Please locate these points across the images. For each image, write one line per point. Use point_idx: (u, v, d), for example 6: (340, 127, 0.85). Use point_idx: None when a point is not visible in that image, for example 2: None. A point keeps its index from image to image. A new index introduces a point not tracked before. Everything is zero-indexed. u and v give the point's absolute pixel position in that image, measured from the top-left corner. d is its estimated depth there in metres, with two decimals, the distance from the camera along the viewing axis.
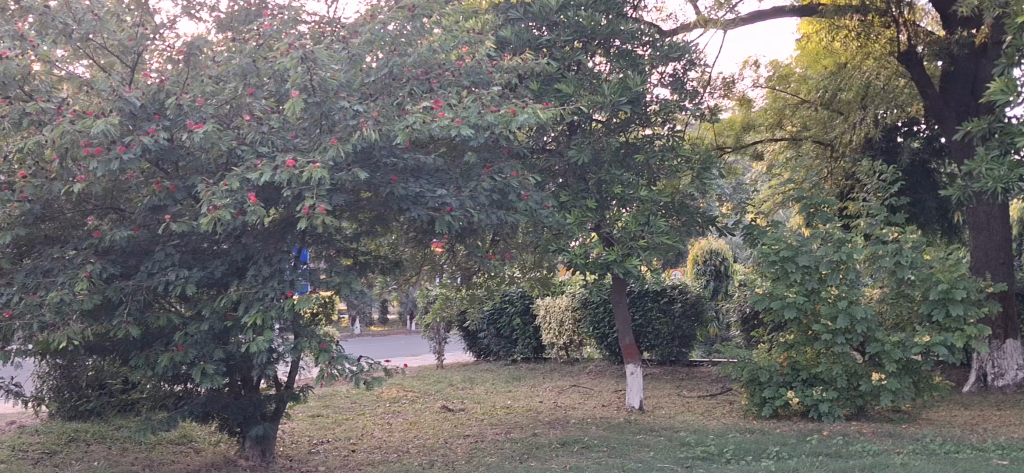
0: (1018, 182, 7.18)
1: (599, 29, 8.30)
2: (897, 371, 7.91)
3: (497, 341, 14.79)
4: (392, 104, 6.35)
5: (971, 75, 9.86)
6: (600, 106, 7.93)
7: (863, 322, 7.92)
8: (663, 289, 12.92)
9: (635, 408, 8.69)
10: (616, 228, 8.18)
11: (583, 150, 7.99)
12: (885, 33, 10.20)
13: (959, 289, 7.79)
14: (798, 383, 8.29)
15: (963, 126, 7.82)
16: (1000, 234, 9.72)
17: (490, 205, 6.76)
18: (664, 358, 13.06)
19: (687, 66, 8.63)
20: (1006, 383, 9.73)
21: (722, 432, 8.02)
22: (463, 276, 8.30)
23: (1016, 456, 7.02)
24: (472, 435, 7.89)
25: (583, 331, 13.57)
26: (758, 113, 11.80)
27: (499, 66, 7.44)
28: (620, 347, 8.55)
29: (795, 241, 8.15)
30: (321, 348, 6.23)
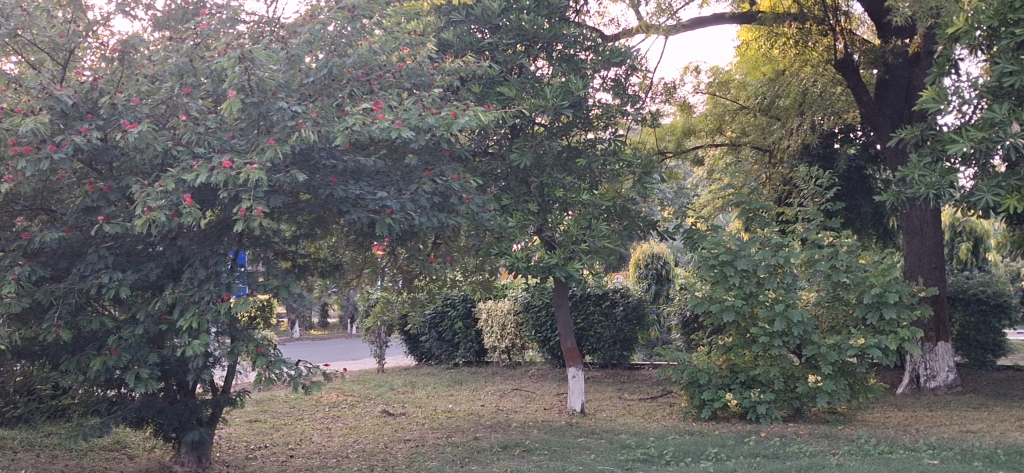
0: (948, 189, 7.15)
1: (541, 33, 7.72)
2: (833, 373, 8.12)
3: (438, 345, 14.86)
4: (331, 105, 5.87)
5: (904, 82, 10.50)
6: (542, 110, 7.38)
7: (799, 325, 8.05)
8: (604, 293, 13.03)
9: (578, 411, 8.94)
10: (558, 231, 7.64)
11: (525, 154, 7.43)
12: (822, 41, 10.79)
13: (892, 292, 7.90)
14: (737, 385, 8.43)
15: (897, 133, 7.83)
16: (933, 239, 10.50)
17: (433, 206, 6.10)
18: (606, 361, 13.17)
19: (629, 72, 8.16)
20: (938, 384, 10.38)
21: (661, 434, 7.84)
22: (404, 279, 8.39)
23: (945, 456, 6.79)
24: (412, 439, 7.83)
25: (525, 335, 13.64)
26: (698, 118, 12.21)
27: (441, 69, 6.84)
28: (562, 350, 8.89)
29: (733, 246, 8.26)
30: (259, 351, 5.75)
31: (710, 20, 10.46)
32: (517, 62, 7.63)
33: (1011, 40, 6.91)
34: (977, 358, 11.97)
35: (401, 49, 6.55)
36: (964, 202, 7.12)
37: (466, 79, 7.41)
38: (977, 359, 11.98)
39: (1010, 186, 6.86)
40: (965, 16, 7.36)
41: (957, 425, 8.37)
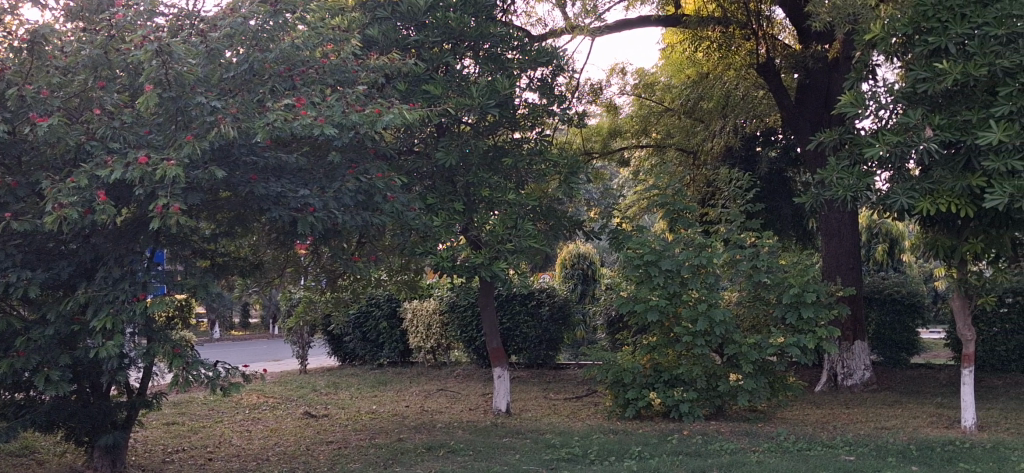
0: (865, 191, 7.34)
1: (467, 32, 7.68)
2: (753, 372, 8.24)
3: (362, 345, 14.72)
4: (251, 101, 5.76)
5: (824, 87, 10.72)
6: (468, 108, 7.33)
7: (722, 325, 8.15)
8: (530, 293, 13.06)
9: (503, 411, 8.92)
10: (484, 230, 7.55)
11: (451, 153, 7.40)
12: (745, 45, 10.92)
13: (810, 292, 8.07)
14: (660, 384, 8.51)
15: (816, 136, 7.98)
16: (850, 240, 10.75)
17: (357, 204, 6.03)
18: (531, 361, 13.20)
19: (555, 72, 8.17)
20: (855, 382, 10.63)
21: (586, 433, 7.87)
22: (328, 279, 8.28)
23: (862, 452, 6.96)
24: (335, 441, 7.73)
25: (451, 335, 13.60)
26: (624, 120, 12.24)
27: (365, 66, 6.78)
28: (488, 350, 8.85)
29: (658, 246, 8.30)
30: (176, 352, 5.57)
31: (636, 22, 10.55)
32: (443, 61, 7.58)
33: (925, 48, 7.20)
34: (892, 356, 12.30)
35: (324, 46, 6.46)
36: (880, 204, 7.30)
37: (391, 76, 7.34)
38: (892, 357, 12.30)
39: (923, 189, 7.03)
40: (882, 24, 7.54)
41: (873, 422, 8.57)
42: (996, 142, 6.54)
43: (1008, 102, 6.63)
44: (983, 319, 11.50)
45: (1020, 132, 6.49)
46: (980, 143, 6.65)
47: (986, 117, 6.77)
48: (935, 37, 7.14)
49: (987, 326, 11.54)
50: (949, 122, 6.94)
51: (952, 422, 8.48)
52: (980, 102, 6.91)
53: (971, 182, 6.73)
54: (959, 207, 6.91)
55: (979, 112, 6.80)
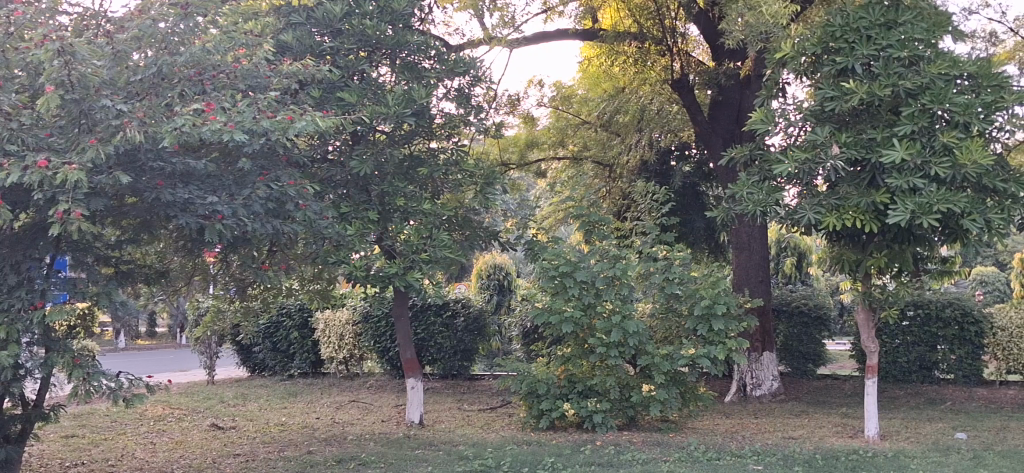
0: (774, 206, 7.48)
1: (383, 40, 7.65)
2: (665, 382, 8.35)
3: (272, 356, 14.48)
4: (160, 105, 5.63)
5: (735, 103, 10.97)
6: (383, 117, 7.28)
7: (635, 336, 8.23)
8: (445, 304, 13.04)
9: (416, 422, 8.86)
10: (399, 240, 7.49)
11: (366, 161, 7.34)
12: (660, 61, 11.04)
13: (720, 305, 8.24)
14: (574, 395, 8.51)
15: (727, 152, 8.17)
16: (759, 254, 10.99)
17: (267, 212, 5.92)
18: (446, 372, 13.13)
19: (472, 82, 8.18)
20: (763, 393, 10.87)
21: (499, 444, 7.86)
22: (237, 288, 8.12)
23: (769, 462, 7.10)
24: (243, 454, 7.56)
25: (364, 345, 13.48)
26: (542, 131, 12.30)
27: (278, 71, 6.67)
28: (401, 361, 8.75)
29: (573, 257, 8.38)
30: (75, 362, 5.37)
31: (554, 35, 10.63)
32: (359, 68, 7.52)
33: (833, 68, 7.40)
34: (799, 367, 12.61)
35: (236, 50, 6.34)
36: (788, 219, 7.45)
37: (305, 83, 7.24)
38: (799, 369, 12.60)
39: (830, 204, 7.20)
40: (792, 43, 7.74)
41: (779, 432, 8.76)
42: (899, 161, 6.79)
43: (911, 122, 6.92)
44: (886, 331, 11.87)
45: (921, 151, 6.78)
46: (884, 162, 6.86)
47: (890, 136, 7.01)
48: (842, 57, 7.35)
49: (890, 338, 11.91)
50: (855, 140, 7.11)
51: (855, 432, 8.72)
52: (884, 121, 7.15)
53: (876, 198, 6.93)
54: (863, 223, 7.09)
55: (884, 132, 7.02)
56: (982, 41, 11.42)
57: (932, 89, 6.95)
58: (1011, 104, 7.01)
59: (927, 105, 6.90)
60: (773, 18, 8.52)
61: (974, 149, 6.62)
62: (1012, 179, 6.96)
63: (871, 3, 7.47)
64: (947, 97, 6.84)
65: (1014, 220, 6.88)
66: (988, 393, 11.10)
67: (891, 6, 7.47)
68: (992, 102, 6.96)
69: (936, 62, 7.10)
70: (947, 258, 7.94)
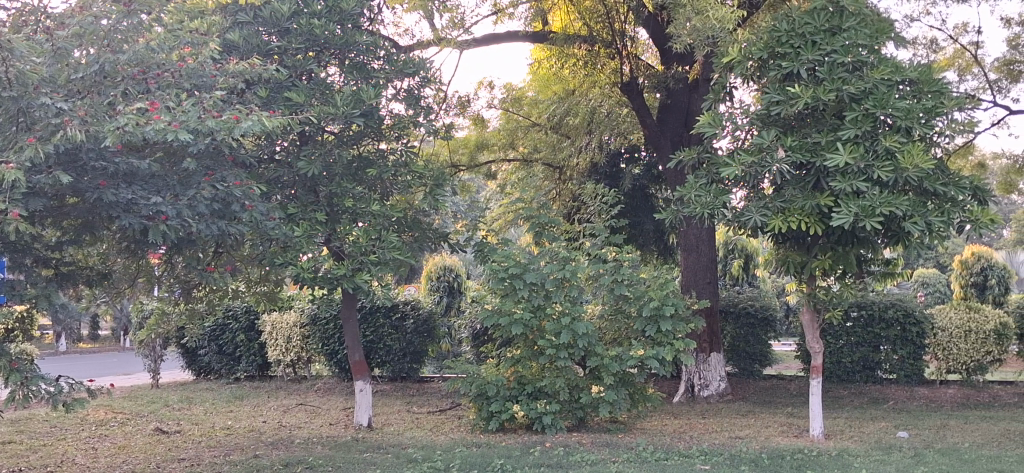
0: (721, 208, 7.53)
1: (332, 40, 7.60)
2: (614, 383, 8.39)
3: (218, 359, 14.30)
4: (101, 104, 5.52)
5: (683, 107, 11.07)
6: (331, 117, 7.22)
7: (584, 337, 8.25)
8: (394, 306, 12.99)
9: (364, 425, 8.80)
10: (347, 241, 7.42)
11: (314, 162, 7.28)
12: (609, 64, 11.12)
13: (668, 306, 8.31)
14: (523, 396, 8.49)
15: (676, 154, 8.25)
16: (707, 256, 11.10)
17: (213, 213, 5.83)
18: (395, 374, 13.07)
19: (422, 83, 8.16)
20: (711, 393, 10.97)
21: (448, 447, 7.83)
22: (182, 289, 8.01)
23: (716, 461, 7.17)
24: (188, 458, 7.44)
25: (311, 348, 13.36)
26: (492, 132, 12.38)
27: (224, 71, 6.58)
28: (350, 363, 8.68)
29: (523, 259, 8.38)
30: (12, 366, 5.23)
31: (505, 37, 10.64)
32: (306, 68, 7.45)
33: (779, 72, 7.50)
34: (746, 368, 12.75)
35: (181, 49, 6.25)
36: (735, 221, 7.51)
37: (252, 82, 7.16)
38: (746, 369, 12.75)
39: (776, 207, 7.29)
40: (739, 47, 7.83)
41: (726, 432, 8.85)
42: (843, 164, 6.89)
43: (855, 126, 7.04)
44: (830, 332, 12.06)
45: (864, 155, 6.89)
46: (828, 165, 6.96)
47: (834, 140, 7.12)
48: (788, 62, 7.46)
49: (835, 339, 12.08)
50: (800, 144, 7.21)
51: (801, 431, 8.84)
52: (828, 125, 7.27)
53: (821, 201, 7.03)
54: (808, 225, 7.19)
55: (828, 135, 7.13)
56: (924, 48, 11.67)
57: (875, 93, 7.10)
58: (950, 110, 7.16)
59: (870, 109, 7.03)
60: (720, 23, 8.66)
61: (915, 153, 6.72)
62: (951, 183, 7.12)
63: (817, 9, 7.60)
64: (890, 102, 6.99)
65: (953, 223, 6.98)
66: (929, 393, 11.33)
67: (837, 12, 7.59)
68: (933, 108, 7.11)
69: (879, 67, 7.25)
70: (889, 260, 8.06)
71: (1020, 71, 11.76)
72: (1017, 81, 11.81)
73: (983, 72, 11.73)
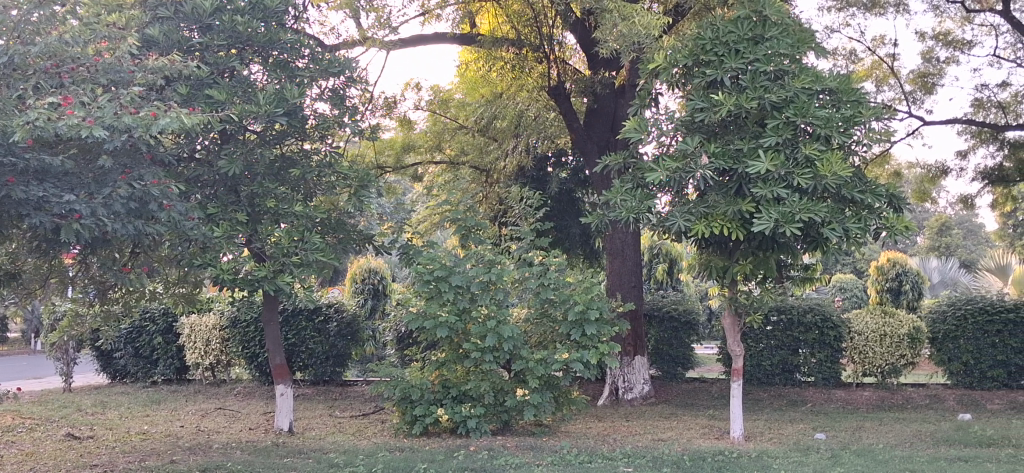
0: (646, 213, 7.61)
1: (255, 38, 7.48)
2: (539, 386, 8.41)
3: (134, 362, 13.95)
4: (10, 97, 5.35)
5: (610, 112, 11.14)
6: (254, 116, 7.09)
7: (509, 341, 8.26)
8: (317, 308, 12.83)
9: (285, 430, 8.66)
10: (269, 242, 7.29)
11: (235, 162, 7.13)
12: (537, 68, 11.39)
13: (594, 310, 8.35)
14: (448, 400, 8.44)
15: (602, 159, 8.31)
16: (632, 260, 11.20)
17: (129, 212, 5.67)
18: (317, 378, 12.91)
19: (346, 83, 8.09)
20: (634, 396, 11.06)
21: (371, 451, 7.74)
22: (97, 291, 7.78)
23: (639, 463, 7.23)
24: (101, 464, 7.23)
25: (231, 351, 13.12)
26: (418, 134, 12.33)
27: (142, 66, 6.40)
28: (271, 367, 8.52)
29: (448, 262, 8.31)
30: None
31: (432, 38, 10.60)
32: (229, 65, 7.31)
33: (703, 79, 7.61)
34: (669, 371, 12.91)
35: (97, 43, 6.08)
36: (659, 225, 7.58)
37: (172, 78, 7.00)
38: (669, 372, 12.90)
39: (699, 212, 7.36)
40: (664, 54, 7.91)
41: (649, 434, 8.94)
42: (764, 171, 7.02)
43: (776, 134, 7.18)
44: (751, 336, 12.27)
45: (784, 162, 7.03)
46: (750, 171, 7.08)
47: (755, 147, 7.24)
48: (712, 69, 7.57)
49: (755, 342, 12.27)
50: (723, 151, 7.33)
51: (721, 433, 8.98)
52: (750, 133, 7.41)
53: (742, 207, 7.14)
54: (730, 231, 7.29)
55: (750, 143, 7.26)
56: (843, 58, 11.99)
57: (796, 102, 7.25)
58: (867, 119, 7.35)
59: (791, 117, 7.18)
60: (646, 29, 8.76)
61: (834, 160, 6.90)
62: (867, 190, 7.31)
63: (741, 18, 7.72)
64: (810, 110, 7.14)
65: (869, 230, 7.20)
66: (845, 395, 11.62)
67: (759, 21, 7.74)
68: (851, 117, 7.29)
69: (800, 76, 7.41)
70: (808, 265, 8.22)
71: (934, 83, 12.16)
72: (930, 92, 12.21)
73: (899, 83, 12.08)
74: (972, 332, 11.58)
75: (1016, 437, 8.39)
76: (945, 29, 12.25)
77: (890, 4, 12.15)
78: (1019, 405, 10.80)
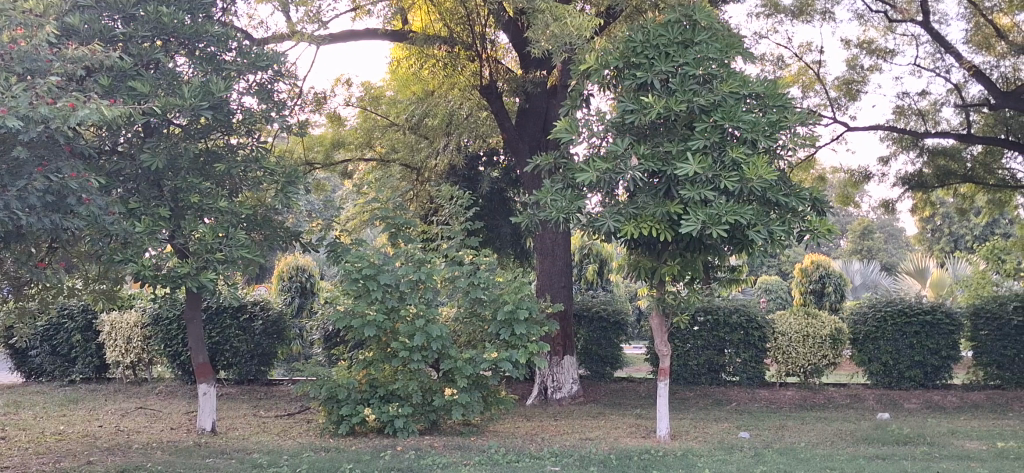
0: (576, 214, 7.64)
1: (181, 29, 7.32)
2: (467, 386, 8.39)
3: (50, 360, 13.56)
4: None
5: (542, 113, 11.17)
6: (178, 109, 6.93)
7: (437, 340, 8.21)
8: (241, 306, 12.63)
9: (207, 430, 8.49)
10: (191, 238, 7.13)
11: (158, 155, 6.96)
12: (469, 66, 10.97)
13: (523, 310, 8.37)
14: (375, 400, 8.37)
15: (533, 159, 8.32)
16: (562, 261, 11.26)
17: (45, 206, 5.49)
18: (241, 377, 12.68)
19: (274, 78, 7.96)
20: (563, 395, 11.11)
21: (296, 452, 7.64)
22: (10, 287, 7.53)
23: (567, 463, 7.26)
24: (13, 466, 7.00)
25: (153, 349, 12.84)
26: (348, 131, 12.33)
27: (61, 55, 6.20)
28: (193, 366, 8.34)
29: (377, 260, 8.23)
30: None
31: (363, 34, 10.49)
32: (152, 57, 7.14)
33: (633, 81, 7.68)
34: (598, 370, 12.99)
35: (12, 30, 5.82)
36: (589, 226, 7.62)
37: (92, 69, 6.79)
38: (597, 372, 12.99)
39: (628, 213, 7.39)
40: (596, 56, 7.95)
41: (577, 434, 8.99)
42: (692, 173, 7.10)
43: (704, 137, 7.27)
44: (678, 336, 12.41)
45: (712, 165, 7.12)
46: (678, 174, 7.15)
47: (684, 149, 7.32)
48: (642, 72, 7.63)
49: (682, 342, 12.40)
50: (652, 153, 7.39)
51: (648, 432, 9.07)
52: (679, 135, 7.49)
53: (670, 208, 7.21)
54: (658, 232, 7.35)
55: (678, 145, 7.34)
56: (771, 64, 12.22)
57: (723, 106, 7.36)
58: (792, 124, 7.49)
59: (718, 121, 7.29)
60: (577, 31, 8.79)
61: (759, 164, 7.02)
62: (792, 194, 7.45)
63: (671, 22, 7.80)
64: (737, 114, 7.25)
65: (792, 233, 7.36)
66: (769, 394, 11.82)
67: (689, 26, 7.82)
68: (776, 122, 7.43)
69: (727, 81, 7.51)
70: (735, 267, 8.34)
71: (858, 90, 12.45)
72: (854, 99, 12.51)
73: (824, 89, 12.35)
74: (891, 334, 11.90)
75: (931, 435, 8.64)
76: (869, 37, 12.56)
77: (816, 11, 12.41)
78: (935, 404, 11.13)
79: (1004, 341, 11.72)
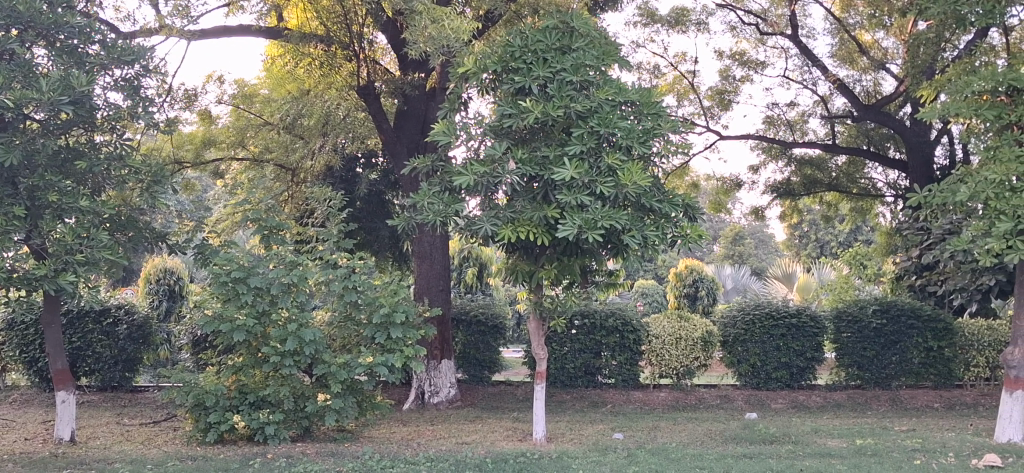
0: (453, 217, 7.60)
1: (38, 19, 6.96)
2: (342, 391, 8.23)
3: None
4: None
5: (420, 115, 11.25)
6: (34, 103, 6.58)
7: (311, 345, 8.03)
8: (105, 310, 12.12)
9: (65, 440, 8.09)
10: (49, 239, 6.78)
11: (12, 151, 6.54)
12: (347, 66, 10.78)
13: (399, 313, 8.29)
14: (245, 406, 8.14)
15: (410, 162, 8.25)
16: (440, 264, 11.20)
17: None
18: (104, 384, 12.15)
19: (140, 74, 7.65)
20: (441, 399, 11.07)
21: (160, 461, 7.37)
22: None
23: (441, 467, 7.22)
24: None
25: (7, 355, 12.18)
26: (221, 130, 12.28)
27: None
28: (51, 372, 7.94)
29: (247, 262, 7.99)
30: None
31: (236, 30, 10.20)
32: (6, 47, 6.72)
33: (511, 86, 7.70)
34: (475, 374, 12.99)
35: None
36: (466, 229, 7.59)
37: None
38: (475, 375, 12.98)
39: (505, 217, 7.41)
40: (474, 59, 7.95)
41: (454, 438, 8.96)
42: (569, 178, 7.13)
43: (580, 143, 7.35)
44: (555, 339, 12.49)
45: (588, 171, 7.18)
46: (555, 178, 7.19)
47: (561, 155, 7.37)
48: (520, 77, 7.65)
49: (559, 345, 12.49)
50: (529, 158, 7.44)
51: (524, 435, 9.11)
52: (557, 140, 7.55)
53: (547, 213, 7.28)
54: (535, 236, 7.39)
55: (556, 150, 7.39)
56: (648, 72, 12.52)
57: (599, 112, 7.44)
58: (665, 132, 7.66)
59: (595, 127, 7.36)
60: (455, 33, 8.83)
61: (634, 170, 7.16)
62: (665, 200, 7.61)
63: (549, 28, 7.87)
64: (613, 121, 7.35)
65: (665, 237, 7.52)
66: (642, 396, 12.04)
67: (567, 32, 7.90)
68: (650, 129, 7.57)
69: (603, 87, 7.62)
70: (612, 271, 8.45)
71: (730, 100, 12.85)
72: (726, 109, 12.90)
73: (698, 99, 12.69)
74: (759, 336, 12.30)
75: (795, 434, 8.96)
76: (740, 49, 13.00)
77: (691, 22, 12.74)
78: (800, 404, 11.57)
79: (863, 343, 12.26)
